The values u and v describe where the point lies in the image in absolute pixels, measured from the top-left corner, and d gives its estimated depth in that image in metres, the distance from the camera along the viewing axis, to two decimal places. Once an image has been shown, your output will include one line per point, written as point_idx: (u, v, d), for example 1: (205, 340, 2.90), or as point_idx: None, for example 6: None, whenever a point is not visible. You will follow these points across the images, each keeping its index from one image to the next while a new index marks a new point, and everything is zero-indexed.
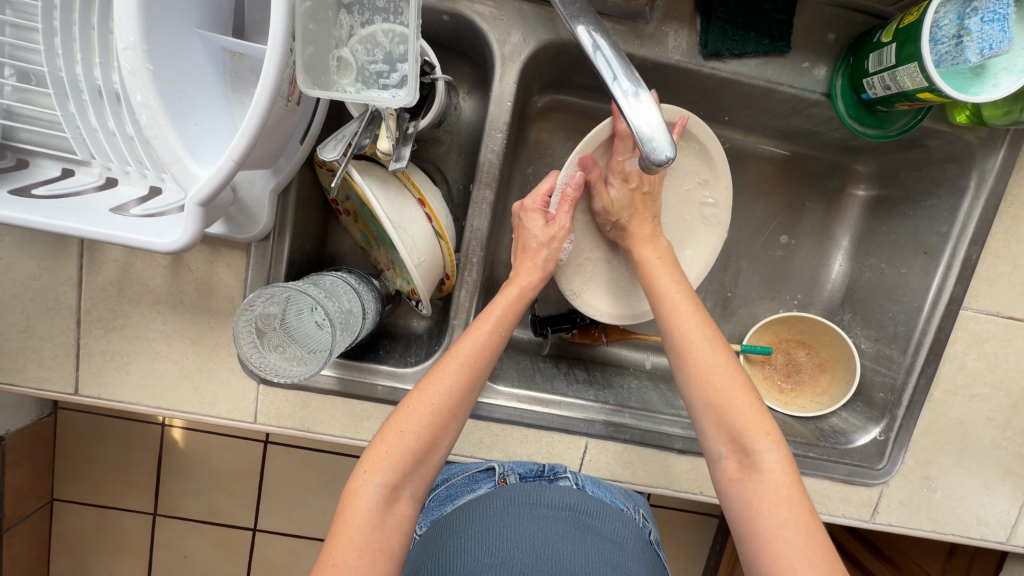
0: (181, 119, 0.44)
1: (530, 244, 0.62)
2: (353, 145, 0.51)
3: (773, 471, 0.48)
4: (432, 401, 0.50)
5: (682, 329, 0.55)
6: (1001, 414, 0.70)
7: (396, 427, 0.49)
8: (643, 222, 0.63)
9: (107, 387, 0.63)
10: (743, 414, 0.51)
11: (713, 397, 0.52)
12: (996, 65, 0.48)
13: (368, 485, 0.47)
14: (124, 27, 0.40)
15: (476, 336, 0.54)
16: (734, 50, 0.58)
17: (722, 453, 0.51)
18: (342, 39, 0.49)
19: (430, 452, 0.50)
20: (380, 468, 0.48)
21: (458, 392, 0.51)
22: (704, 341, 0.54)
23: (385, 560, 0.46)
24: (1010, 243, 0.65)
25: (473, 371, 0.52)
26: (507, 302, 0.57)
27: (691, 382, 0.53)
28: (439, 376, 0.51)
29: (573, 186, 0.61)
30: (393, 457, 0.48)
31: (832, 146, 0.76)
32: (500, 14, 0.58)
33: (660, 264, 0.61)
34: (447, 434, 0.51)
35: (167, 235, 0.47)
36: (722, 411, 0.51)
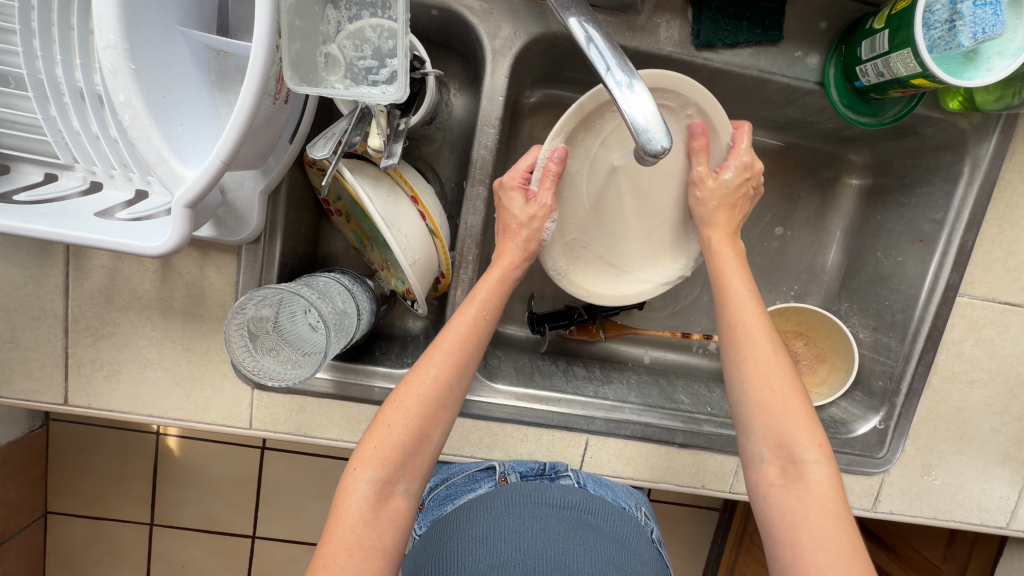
0: (166, 119, 0.43)
1: (510, 225, 0.59)
2: (343, 142, 0.49)
3: (819, 484, 0.47)
4: (420, 391, 0.49)
5: (739, 329, 0.53)
6: (1000, 399, 0.70)
7: (384, 421, 0.49)
8: (730, 215, 0.61)
9: (97, 397, 0.62)
10: (795, 421, 0.49)
11: (766, 402, 0.50)
12: (990, 49, 0.48)
13: (359, 482, 0.47)
14: (104, 25, 0.38)
15: (461, 321, 0.53)
16: (726, 41, 0.58)
17: (765, 458, 0.50)
18: (330, 36, 0.48)
19: (422, 444, 0.49)
20: (370, 464, 0.47)
21: (445, 380, 0.50)
22: (767, 342, 0.52)
23: (378, 557, 0.45)
24: (1004, 229, 0.65)
25: (460, 357, 0.51)
26: (493, 284, 0.56)
27: (744, 383, 0.52)
28: (425, 366, 0.51)
29: (554, 160, 0.58)
30: (381, 451, 0.47)
31: (826, 136, 0.76)
32: (490, 8, 0.57)
33: (731, 258, 0.58)
34: (438, 424, 0.50)
35: (154, 239, 0.46)
36: (771, 417, 0.50)
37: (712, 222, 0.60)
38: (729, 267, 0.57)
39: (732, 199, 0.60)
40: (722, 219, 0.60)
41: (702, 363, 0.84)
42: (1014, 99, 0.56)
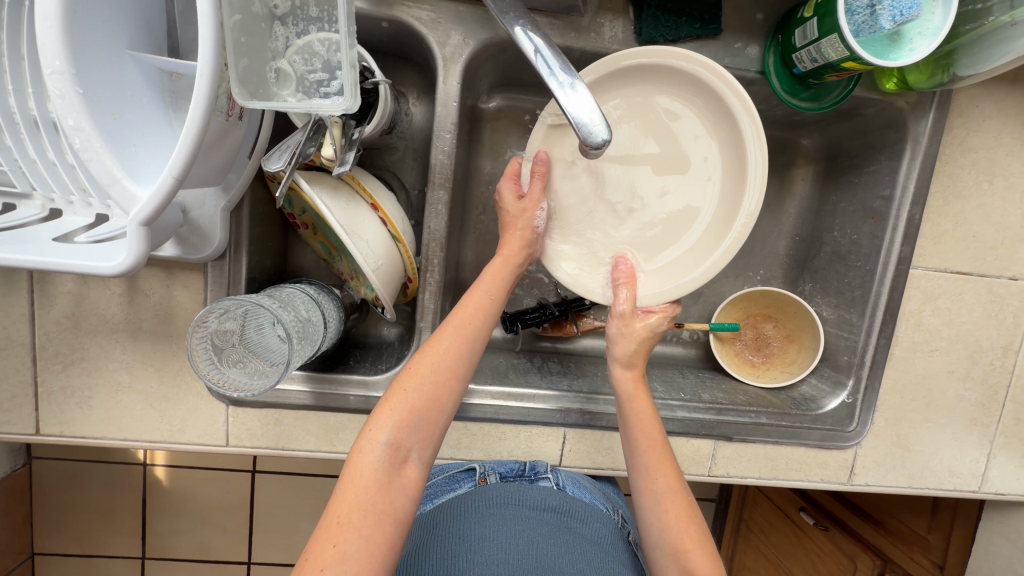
0: (116, 140, 0.43)
1: (508, 221, 0.61)
2: (297, 153, 0.51)
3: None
4: (435, 359, 0.52)
5: (649, 478, 0.56)
6: (961, 365, 0.73)
7: (400, 387, 0.51)
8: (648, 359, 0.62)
9: (70, 425, 0.61)
10: (702, 559, 0.52)
11: (682, 548, 0.53)
12: (911, 31, 0.51)
13: (374, 444, 0.47)
14: (49, 51, 0.39)
15: (469, 301, 0.56)
16: (667, 36, 0.60)
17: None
18: (279, 51, 0.49)
19: (436, 411, 0.50)
20: (386, 426, 0.48)
21: (457, 351, 0.53)
22: (675, 488, 0.56)
23: (389, 522, 0.45)
24: (949, 201, 0.68)
25: (471, 331, 0.54)
26: (496, 270, 0.59)
27: (661, 528, 0.55)
28: (438, 338, 0.53)
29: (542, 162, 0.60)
30: (397, 414, 0.49)
31: (778, 123, 0.78)
32: (437, 17, 0.58)
33: (636, 401, 0.60)
34: (452, 393, 0.52)
35: (113, 258, 0.46)
36: (688, 563, 0.52)
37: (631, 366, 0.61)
38: (630, 410, 0.59)
39: (649, 343, 0.62)
40: (640, 361, 0.62)
41: (677, 352, 0.85)
42: (944, 76, 0.59)
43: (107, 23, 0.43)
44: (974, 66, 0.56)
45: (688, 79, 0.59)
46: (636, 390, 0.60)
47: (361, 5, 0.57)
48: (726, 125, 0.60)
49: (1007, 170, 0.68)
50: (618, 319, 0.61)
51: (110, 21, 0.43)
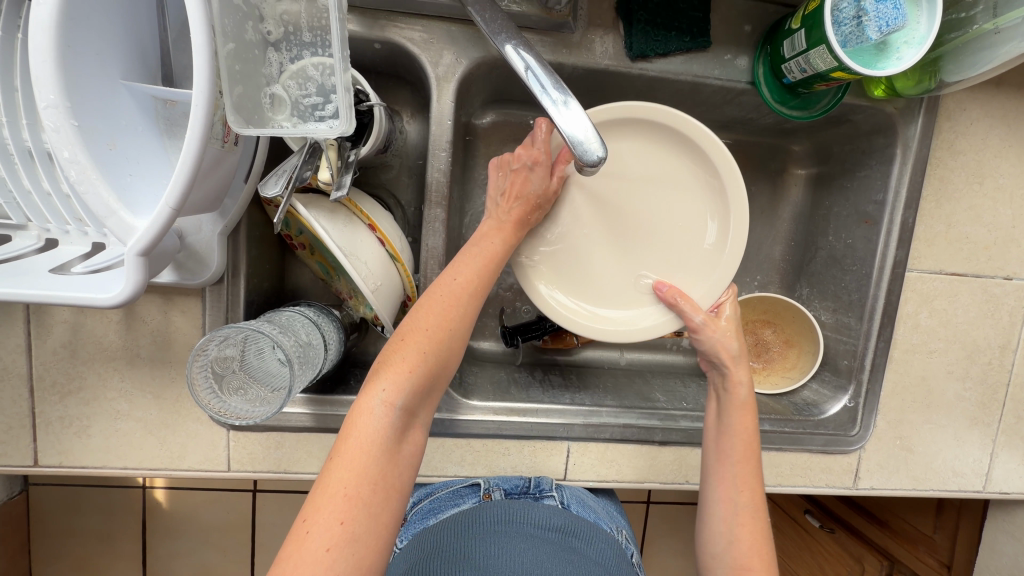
0: (112, 170, 0.43)
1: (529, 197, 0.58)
2: (294, 178, 0.50)
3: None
4: (451, 323, 0.50)
5: (733, 490, 0.59)
6: (960, 365, 0.73)
7: (413, 349, 0.48)
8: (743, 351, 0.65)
9: (69, 455, 0.61)
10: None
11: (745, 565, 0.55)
12: (897, 40, 0.52)
13: (387, 410, 0.46)
14: (43, 85, 0.39)
15: (479, 261, 0.54)
16: (658, 50, 0.61)
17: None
18: (273, 77, 0.50)
19: (443, 377, 0.50)
20: (401, 391, 0.46)
21: (469, 316, 0.52)
22: (755, 507, 0.58)
23: (395, 496, 0.45)
24: (941, 203, 0.69)
25: (481, 296, 0.53)
26: (508, 231, 0.57)
27: (731, 541, 0.57)
28: (454, 298, 0.51)
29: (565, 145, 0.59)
30: (413, 379, 0.47)
31: (769, 130, 0.79)
32: (429, 37, 0.59)
33: (746, 409, 0.61)
34: (457, 357, 0.51)
35: (111, 289, 0.46)
36: None
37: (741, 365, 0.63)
38: (736, 420, 0.61)
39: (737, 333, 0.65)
40: (744, 354, 0.64)
41: (678, 360, 0.85)
42: (932, 82, 0.60)
43: (100, 54, 0.43)
44: (960, 72, 0.57)
45: (666, 131, 0.61)
46: (751, 397, 0.62)
47: (354, 27, 0.57)
48: (702, 168, 0.62)
49: (996, 172, 0.69)
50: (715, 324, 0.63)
51: (102, 53, 0.43)
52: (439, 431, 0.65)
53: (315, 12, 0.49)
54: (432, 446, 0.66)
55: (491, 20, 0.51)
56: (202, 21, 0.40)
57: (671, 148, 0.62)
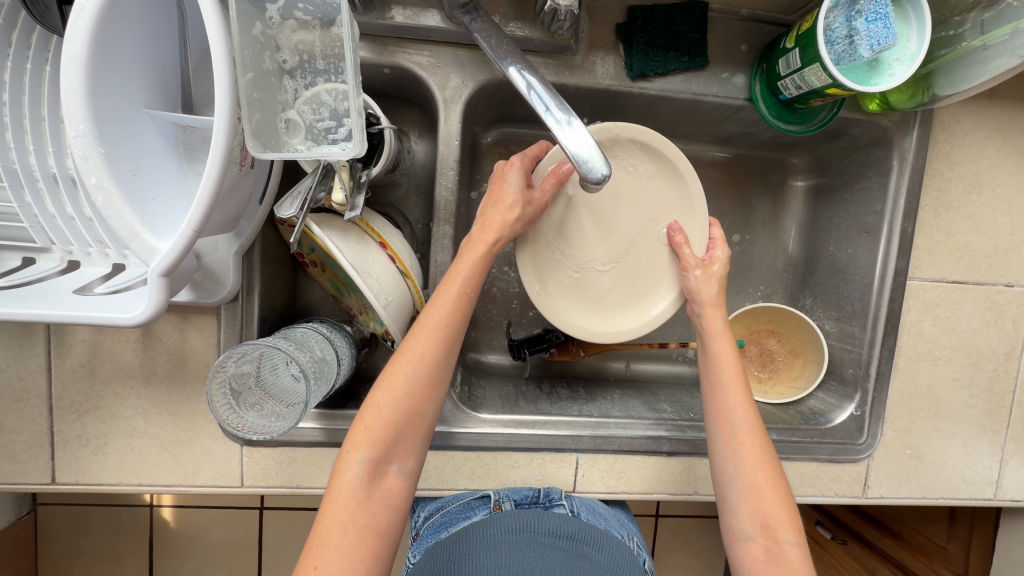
0: (136, 195, 0.45)
1: (504, 199, 0.57)
2: (309, 199, 0.52)
3: (797, 562, 0.51)
4: (407, 370, 0.50)
5: (729, 413, 0.58)
6: (965, 373, 0.73)
7: (374, 402, 0.50)
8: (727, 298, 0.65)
9: (86, 473, 0.62)
10: (773, 499, 0.54)
11: (756, 486, 0.55)
12: (889, 57, 0.53)
13: (352, 463, 0.49)
14: (73, 116, 0.41)
15: (444, 298, 0.52)
16: (657, 70, 0.63)
17: (750, 536, 0.54)
18: (289, 103, 0.52)
19: (414, 421, 0.50)
20: (361, 445, 0.49)
21: (432, 358, 0.51)
22: (755, 428, 0.57)
23: (372, 536, 0.48)
24: (939, 213, 0.70)
25: (447, 333, 0.52)
26: (474, 257, 0.54)
27: (736, 465, 0.56)
28: (411, 345, 0.51)
29: (535, 155, 0.61)
30: (372, 433, 0.49)
31: (768, 144, 0.81)
32: (436, 62, 0.61)
33: (725, 336, 0.61)
34: (429, 401, 0.51)
35: (132, 309, 0.48)
36: (760, 501, 0.54)
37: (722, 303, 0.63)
38: (720, 349, 0.61)
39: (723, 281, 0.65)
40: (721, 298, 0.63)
41: (684, 370, 0.86)
42: (924, 96, 0.61)
43: (125, 86, 0.45)
44: (952, 85, 0.59)
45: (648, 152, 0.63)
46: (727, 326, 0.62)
47: (364, 54, 0.60)
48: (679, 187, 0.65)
49: (993, 182, 0.70)
50: (700, 266, 0.64)
51: (128, 84, 0.45)
52: (447, 445, 0.66)
53: (329, 41, 0.51)
54: (442, 460, 0.66)
55: (497, 45, 0.53)
56: (224, 53, 0.42)
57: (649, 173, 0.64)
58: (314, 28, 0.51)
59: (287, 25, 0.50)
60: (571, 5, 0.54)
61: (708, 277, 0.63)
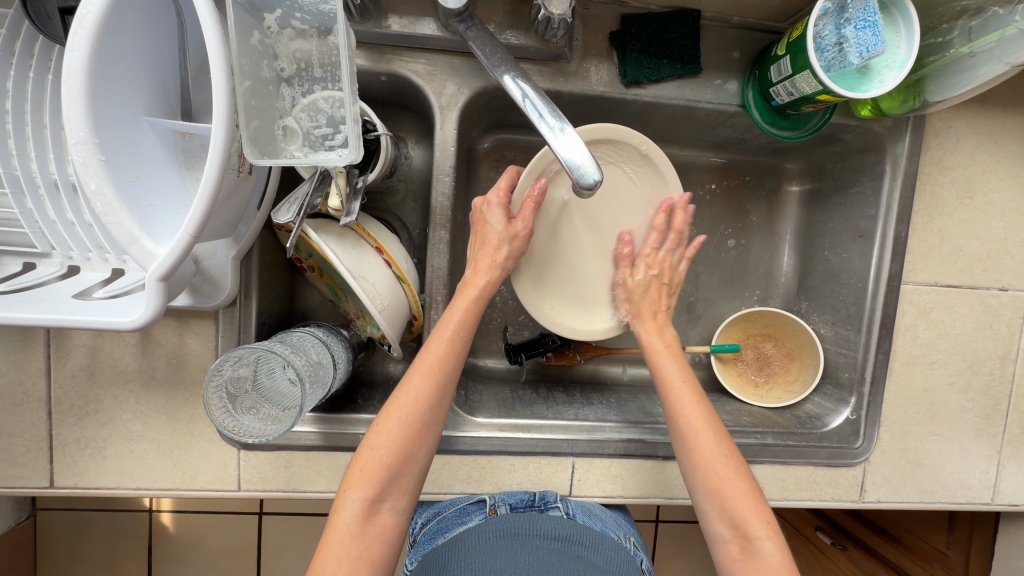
0: (135, 201, 0.46)
1: (491, 240, 0.61)
2: (306, 205, 0.53)
3: (772, 555, 0.51)
4: (401, 413, 0.52)
5: (682, 420, 0.57)
6: (961, 377, 0.73)
7: (369, 444, 0.51)
8: (654, 307, 0.66)
9: (84, 476, 0.62)
10: (742, 500, 0.53)
11: (717, 490, 0.54)
12: (879, 64, 0.54)
13: (347, 502, 0.49)
14: (74, 124, 0.42)
15: (438, 343, 0.55)
16: (651, 77, 0.64)
17: (726, 538, 0.54)
18: (286, 110, 0.52)
19: (407, 462, 0.51)
20: (356, 484, 0.50)
21: (425, 402, 0.52)
22: (707, 430, 0.56)
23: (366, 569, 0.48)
24: (933, 218, 0.71)
25: (439, 378, 0.53)
26: (469, 299, 0.58)
27: (695, 469, 0.56)
28: (406, 389, 0.53)
29: (509, 186, 0.63)
30: (367, 473, 0.50)
31: (762, 149, 0.82)
32: (433, 69, 0.62)
33: (660, 349, 0.62)
34: (422, 443, 0.52)
35: (131, 313, 0.48)
36: (725, 502, 0.54)
37: (641, 316, 0.65)
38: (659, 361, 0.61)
39: (654, 289, 0.66)
40: (646, 310, 0.66)
41: None
42: (916, 102, 0.62)
43: (125, 94, 0.46)
44: (942, 91, 0.60)
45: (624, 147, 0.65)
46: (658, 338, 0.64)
47: (361, 62, 0.61)
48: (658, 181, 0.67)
49: (986, 187, 0.71)
50: (623, 281, 0.66)
51: (128, 92, 0.46)
52: (442, 448, 0.66)
53: (326, 49, 0.52)
54: (439, 464, 0.67)
55: (491, 54, 0.54)
56: (222, 62, 0.43)
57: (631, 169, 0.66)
58: (311, 36, 0.51)
59: (285, 33, 0.51)
60: (564, 13, 0.55)
61: (626, 292, 0.66)
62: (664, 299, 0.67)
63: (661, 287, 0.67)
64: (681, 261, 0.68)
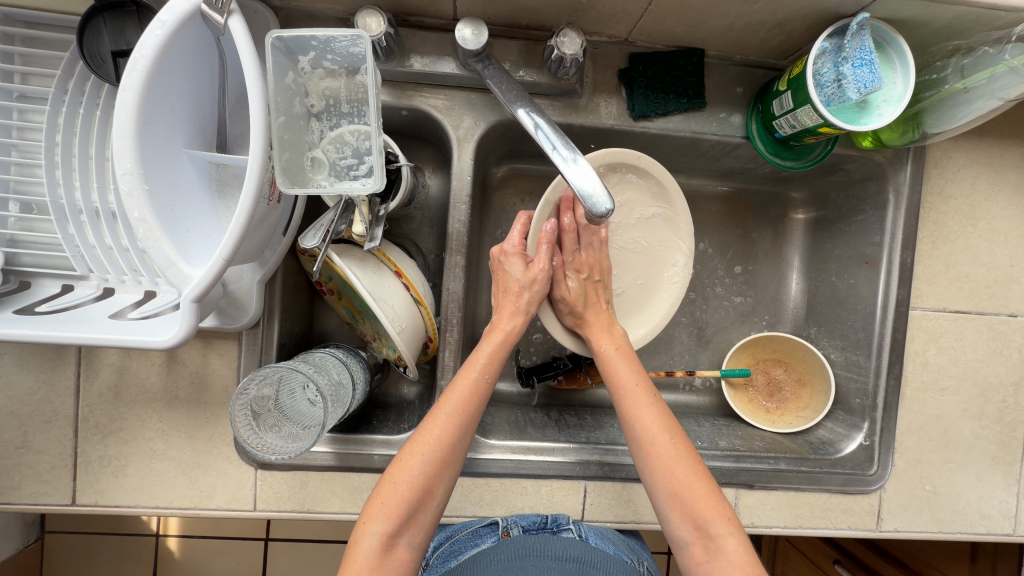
0: (173, 227, 0.48)
1: (512, 287, 0.64)
2: (330, 231, 0.56)
3: (735, 552, 0.52)
4: (424, 450, 0.53)
5: (640, 422, 0.57)
6: (974, 404, 0.73)
7: (391, 479, 0.52)
8: (598, 310, 0.67)
9: (104, 494, 0.63)
10: (704, 502, 0.53)
11: (676, 491, 0.54)
12: (877, 99, 0.57)
13: (367, 534, 0.50)
14: (122, 157, 0.46)
15: (464, 384, 0.56)
16: (658, 111, 0.67)
17: (688, 541, 0.53)
18: (315, 142, 0.56)
19: (426, 499, 0.52)
20: (377, 517, 0.50)
21: (448, 441, 0.53)
22: (664, 433, 0.56)
23: None
24: (938, 244, 0.72)
25: (462, 418, 0.54)
26: (496, 342, 0.60)
27: (654, 474, 0.55)
28: (429, 427, 0.54)
29: (522, 234, 0.66)
30: (387, 506, 0.51)
31: (767, 179, 0.84)
32: (451, 104, 0.65)
33: (609, 339, 0.65)
34: (441, 481, 0.53)
35: (163, 332, 0.51)
36: (685, 502, 0.54)
37: (586, 325, 0.66)
38: (611, 362, 0.63)
39: (593, 292, 0.67)
40: (590, 316, 0.66)
41: (691, 400, 0.86)
42: (915, 133, 0.64)
43: (169, 128, 0.50)
44: (940, 124, 0.62)
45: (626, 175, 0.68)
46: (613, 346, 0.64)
47: (385, 98, 0.64)
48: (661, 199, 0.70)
49: (989, 215, 0.73)
50: (563, 297, 0.65)
51: (171, 127, 0.50)
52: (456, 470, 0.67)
53: (353, 87, 0.55)
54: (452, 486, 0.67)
55: (508, 90, 0.57)
56: (261, 99, 0.46)
57: (636, 196, 0.70)
58: (340, 75, 0.55)
59: (316, 73, 0.55)
60: (576, 53, 0.59)
61: (568, 306, 0.66)
62: (601, 297, 0.68)
63: (595, 285, 0.67)
64: (602, 246, 0.68)
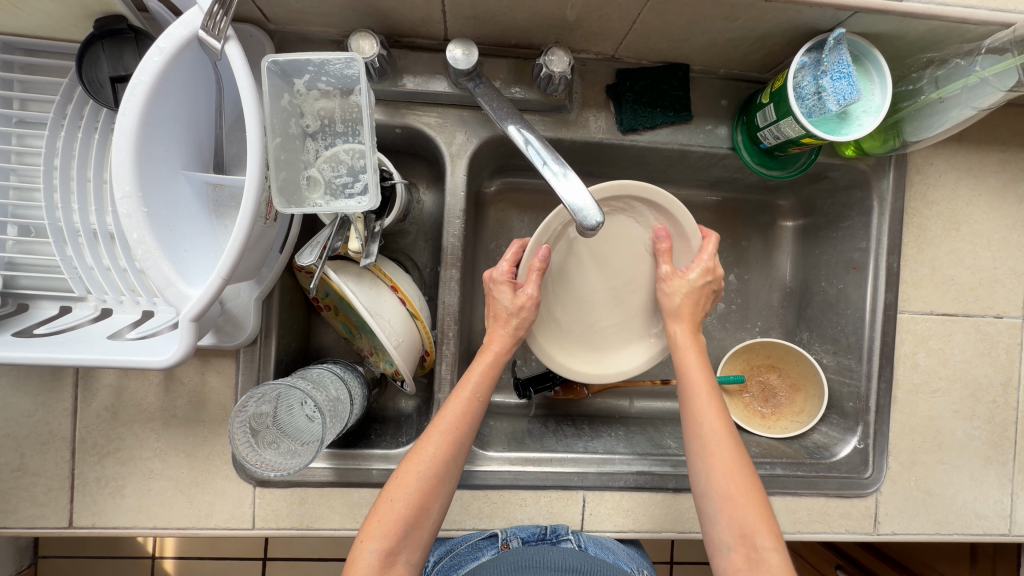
0: (171, 247, 0.49)
1: (501, 313, 0.63)
2: (327, 247, 0.57)
3: (778, 567, 0.50)
4: (419, 468, 0.53)
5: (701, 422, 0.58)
6: (965, 405, 0.74)
7: (387, 496, 0.53)
8: (696, 311, 0.65)
9: (102, 515, 0.63)
10: (753, 511, 0.53)
11: (729, 496, 0.54)
12: (857, 110, 0.59)
13: (364, 552, 0.50)
14: (121, 179, 0.46)
15: (456, 403, 0.56)
16: (646, 124, 0.69)
17: (730, 546, 0.53)
18: (311, 162, 0.57)
19: (423, 517, 0.52)
20: (374, 536, 0.51)
21: (442, 459, 0.54)
22: (726, 435, 0.57)
23: None
24: (923, 248, 0.74)
25: (456, 436, 0.55)
26: (487, 362, 0.60)
27: (707, 473, 0.55)
28: (424, 446, 0.54)
29: (511, 262, 0.65)
30: (385, 524, 0.51)
31: (755, 188, 0.86)
32: (443, 121, 0.67)
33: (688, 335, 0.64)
34: (437, 499, 0.53)
35: (162, 352, 0.51)
36: (734, 510, 0.53)
37: (679, 316, 0.65)
38: (686, 357, 0.62)
39: (699, 296, 0.65)
40: (687, 312, 0.65)
41: None
42: (896, 141, 0.66)
43: (167, 152, 0.51)
44: (918, 132, 0.64)
45: None
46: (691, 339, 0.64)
47: (379, 116, 0.66)
48: None
49: (971, 219, 0.74)
50: (668, 277, 0.65)
51: (169, 150, 0.51)
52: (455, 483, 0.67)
53: (348, 107, 0.57)
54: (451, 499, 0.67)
55: (498, 107, 0.59)
56: (258, 122, 0.47)
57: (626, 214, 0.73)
58: (334, 96, 0.57)
59: (311, 94, 0.56)
60: (564, 71, 0.60)
61: (670, 288, 0.65)
62: (706, 303, 0.66)
63: (709, 290, 0.66)
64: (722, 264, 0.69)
